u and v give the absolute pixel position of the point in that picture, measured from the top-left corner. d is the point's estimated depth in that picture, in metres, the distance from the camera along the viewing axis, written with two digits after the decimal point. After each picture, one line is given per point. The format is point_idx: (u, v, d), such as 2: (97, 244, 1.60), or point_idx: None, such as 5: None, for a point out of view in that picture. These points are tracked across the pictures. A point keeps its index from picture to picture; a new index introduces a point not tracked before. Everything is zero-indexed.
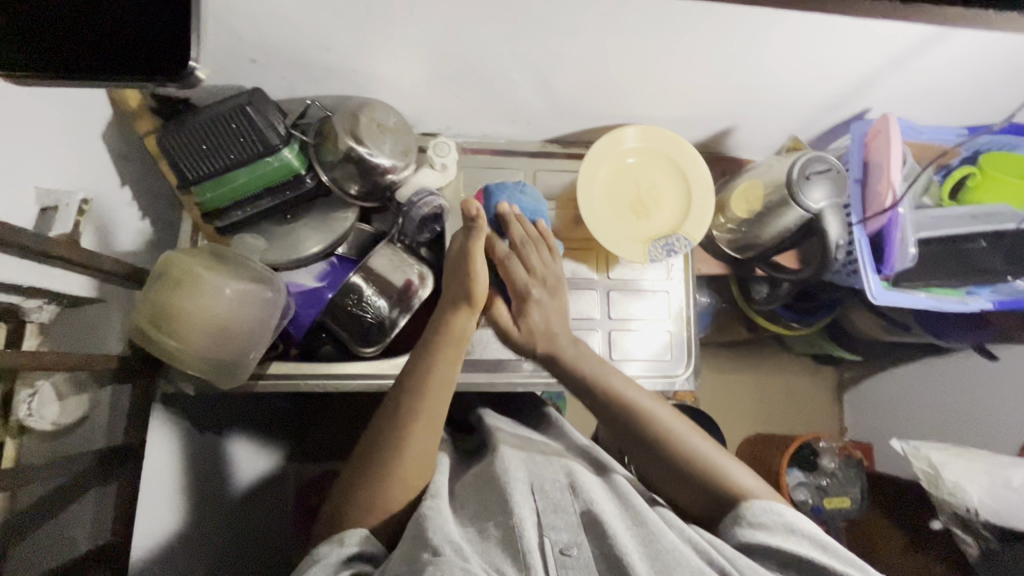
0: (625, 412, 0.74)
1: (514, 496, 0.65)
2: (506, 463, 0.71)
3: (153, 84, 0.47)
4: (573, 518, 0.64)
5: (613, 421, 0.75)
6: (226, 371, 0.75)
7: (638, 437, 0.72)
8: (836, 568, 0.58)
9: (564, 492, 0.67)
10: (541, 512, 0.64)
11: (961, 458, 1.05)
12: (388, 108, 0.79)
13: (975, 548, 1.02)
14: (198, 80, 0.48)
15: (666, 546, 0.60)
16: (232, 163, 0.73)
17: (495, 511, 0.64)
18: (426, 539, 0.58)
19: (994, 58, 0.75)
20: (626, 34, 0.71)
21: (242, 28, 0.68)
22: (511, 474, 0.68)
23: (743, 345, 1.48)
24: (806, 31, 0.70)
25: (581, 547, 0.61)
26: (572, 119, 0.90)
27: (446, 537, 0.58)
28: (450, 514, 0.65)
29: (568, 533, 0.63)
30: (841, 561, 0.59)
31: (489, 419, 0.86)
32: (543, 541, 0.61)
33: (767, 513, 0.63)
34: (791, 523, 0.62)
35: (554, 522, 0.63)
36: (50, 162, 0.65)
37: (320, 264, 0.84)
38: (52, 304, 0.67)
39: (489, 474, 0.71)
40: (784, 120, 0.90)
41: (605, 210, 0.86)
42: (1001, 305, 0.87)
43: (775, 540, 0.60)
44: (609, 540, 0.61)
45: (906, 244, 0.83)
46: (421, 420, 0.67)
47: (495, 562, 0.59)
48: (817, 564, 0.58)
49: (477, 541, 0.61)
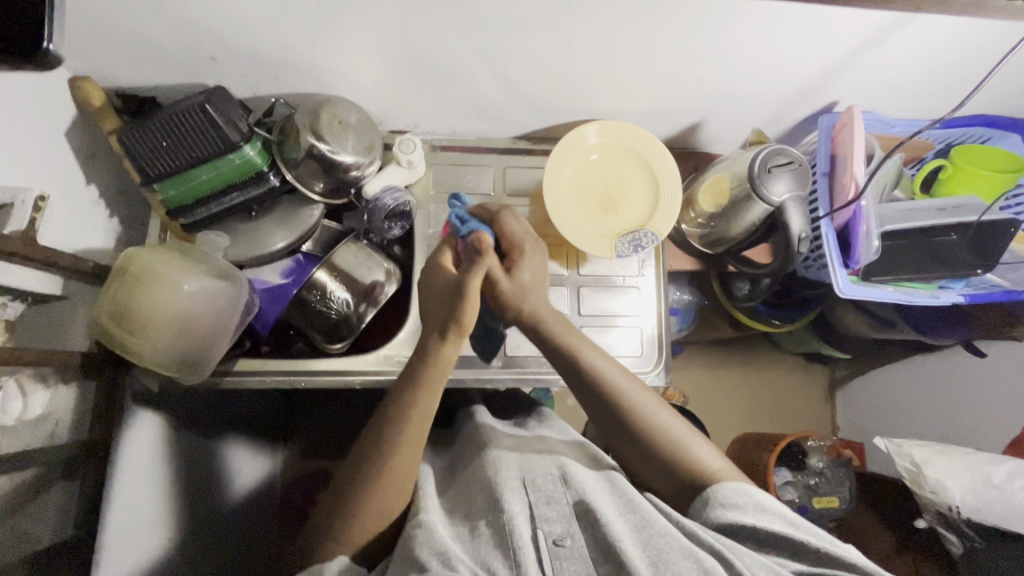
0: (595, 394, 0.73)
1: (506, 495, 0.64)
2: (497, 464, 0.69)
3: (12, 67, 0.46)
4: (567, 509, 0.64)
5: (584, 392, 0.74)
6: (190, 365, 0.76)
7: (607, 417, 0.73)
8: (807, 542, 0.59)
9: (556, 485, 0.67)
10: (534, 505, 0.64)
11: (944, 455, 1.03)
12: (350, 104, 0.80)
13: (960, 547, 1.00)
14: (60, 60, 0.47)
15: (656, 532, 0.60)
16: (193, 161, 0.74)
17: (485, 511, 0.64)
18: (412, 556, 0.58)
19: (956, 49, 0.74)
20: (582, 27, 0.71)
21: (198, 25, 0.68)
22: (501, 474, 0.67)
23: (728, 342, 1.48)
24: (761, 23, 0.69)
25: (575, 538, 0.61)
26: (538, 114, 0.90)
27: (434, 550, 0.58)
28: (439, 520, 0.65)
29: (561, 524, 0.63)
30: (812, 536, 0.60)
31: (482, 415, 0.85)
32: (537, 533, 0.62)
33: (740, 494, 0.63)
34: (760, 501, 0.63)
35: (547, 514, 0.63)
36: (6, 161, 0.65)
37: (286, 261, 0.87)
38: (17, 301, 0.66)
39: (477, 473, 0.70)
40: (751, 114, 0.89)
41: (570, 207, 0.86)
42: (974, 299, 0.86)
43: (748, 519, 0.61)
44: (602, 528, 0.60)
45: (870, 237, 0.84)
46: (409, 423, 0.67)
47: (486, 561, 0.58)
48: (792, 543, 0.59)
49: (468, 540, 0.61)
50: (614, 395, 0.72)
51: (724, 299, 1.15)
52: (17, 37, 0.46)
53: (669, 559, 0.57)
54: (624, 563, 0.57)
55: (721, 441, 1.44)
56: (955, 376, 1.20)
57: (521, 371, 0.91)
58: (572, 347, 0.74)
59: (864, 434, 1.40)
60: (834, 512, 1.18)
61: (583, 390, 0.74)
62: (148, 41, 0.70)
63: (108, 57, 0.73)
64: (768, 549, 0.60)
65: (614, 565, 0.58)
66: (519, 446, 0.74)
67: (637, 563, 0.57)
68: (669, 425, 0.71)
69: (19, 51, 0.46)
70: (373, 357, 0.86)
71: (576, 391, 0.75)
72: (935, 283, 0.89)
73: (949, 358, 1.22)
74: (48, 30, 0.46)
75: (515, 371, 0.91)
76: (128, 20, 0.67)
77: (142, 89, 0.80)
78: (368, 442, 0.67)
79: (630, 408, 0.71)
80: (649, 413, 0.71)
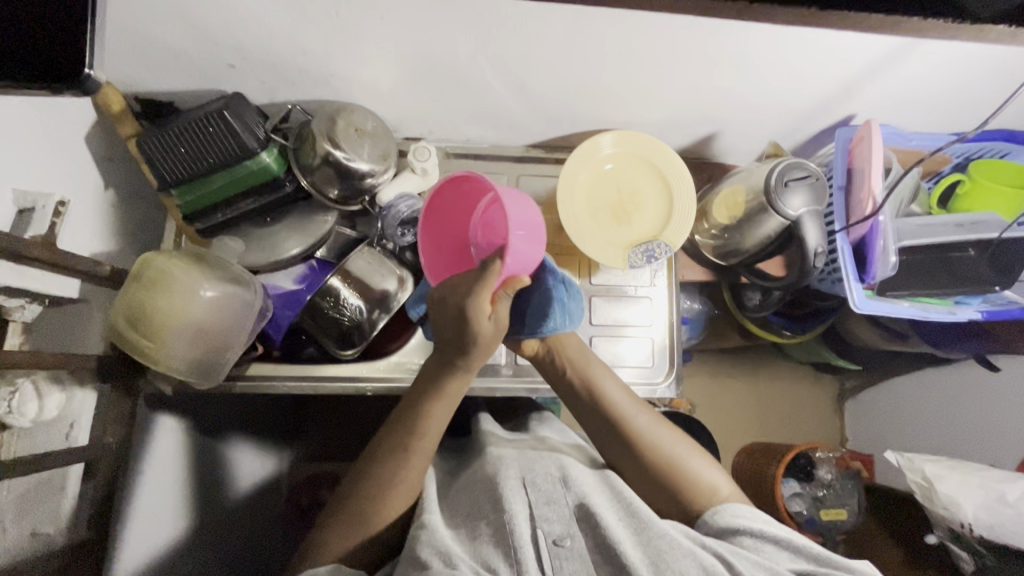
0: (605, 408, 0.76)
1: (505, 494, 0.63)
2: (497, 465, 0.68)
3: (46, 89, 0.47)
4: (566, 511, 0.62)
5: (589, 413, 0.77)
6: (204, 371, 0.77)
7: (612, 431, 0.75)
8: (810, 546, 0.60)
9: (556, 485, 0.65)
10: (533, 505, 0.62)
11: (956, 471, 1.01)
12: (366, 112, 0.80)
13: (973, 564, 0.98)
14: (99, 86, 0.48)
15: (656, 534, 0.59)
16: (209, 167, 0.75)
17: (487, 511, 0.62)
18: (414, 555, 0.58)
19: (980, 66, 0.73)
20: (597, 41, 0.71)
21: (217, 32, 0.69)
22: (501, 473, 0.66)
23: (737, 352, 1.47)
24: (780, 37, 0.69)
25: (575, 538, 0.60)
26: (552, 124, 0.91)
27: (436, 548, 0.57)
28: (441, 520, 0.63)
29: (561, 524, 0.61)
30: (815, 544, 0.61)
31: (485, 421, 0.84)
32: (537, 532, 0.60)
33: (747, 511, 0.65)
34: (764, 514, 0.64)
35: (546, 514, 0.62)
36: (27, 164, 0.66)
37: (299, 266, 0.86)
38: (34, 303, 0.66)
39: (479, 473, 0.69)
40: (767, 126, 0.89)
41: (585, 217, 0.86)
42: (993, 315, 0.86)
43: (755, 524, 0.62)
44: (601, 529, 0.60)
45: (887, 253, 0.83)
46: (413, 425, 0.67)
47: (487, 559, 0.57)
48: (795, 544, 0.60)
49: (469, 541, 0.60)
50: (627, 415, 0.75)
51: (736, 309, 1.14)
52: (46, 51, 0.47)
53: (669, 558, 0.57)
54: (625, 565, 0.57)
55: (728, 450, 1.43)
56: (968, 391, 1.18)
57: (531, 381, 0.92)
58: (593, 379, 0.77)
59: (875, 446, 1.38)
60: (842, 525, 1.16)
61: (590, 413, 0.77)
62: (167, 47, 0.71)
63: (127, 62, 0.73)
64: (773, 551, 0.60)
65: (613, 568, 0.57)
66: (520, 448, 0.74)
67: (638, 564, 0.56)
68: (688, 459, 0.72)
69: (62, 81, 0.47)
70: (382, 363, 0.86)
71: (580, 411, 0.78)
72: (951, 299, 0.89)
73: (961, 372, 1.20)
74: (89, 59, 0.47)
75: (526, 381, 0.92)
76: (148, 26, 0.68)
77: (160, 95, 0.80)
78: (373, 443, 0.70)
79: (645, 440, 0.73)
80: (657, 436, 0.74)
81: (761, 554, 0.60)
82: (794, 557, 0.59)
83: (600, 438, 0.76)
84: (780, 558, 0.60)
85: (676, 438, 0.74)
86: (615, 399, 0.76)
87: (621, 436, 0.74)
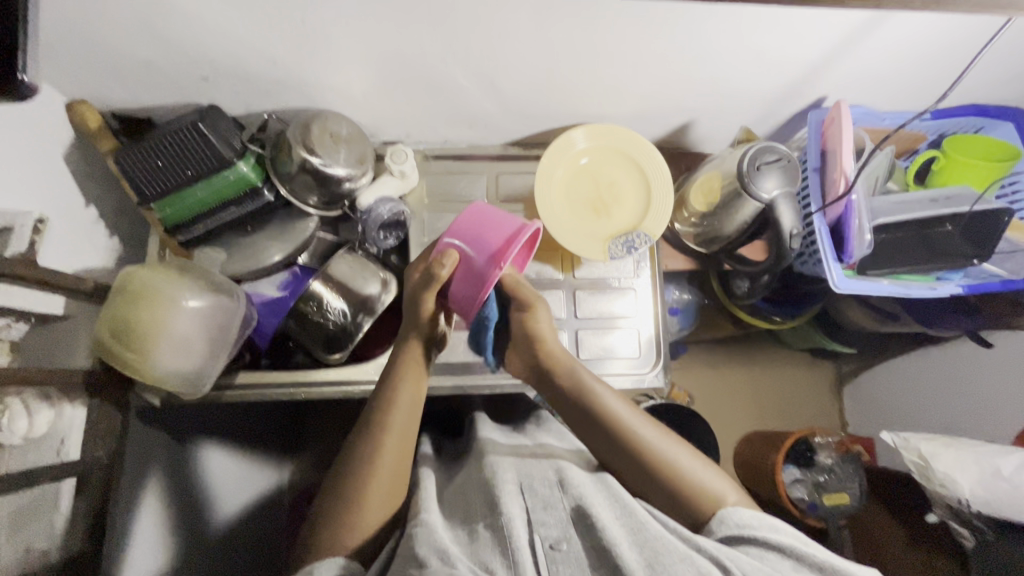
0: (606, 426, 0.71)
1: (504, 499, 0.63)
2: (494, 469, 0.68)
3: None
4: (563, 515, 0.63)
5: (588, 430, 0.73)
6: (192, 383, 0.77)
7: (620, 452, 0.70)
8: (817, 556, 0.58)
9: (553, 490, 0.66)
10: (531, 510, 0.63)
11: (951, 447, 1.00)
12: (341, 117, 0.81)
13: (971, 540, 0.97)
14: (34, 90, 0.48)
15: (653, 536, 0.60)
16: (187, 180, 0.76)
17: (483, 513, 0.63)
18: (412, 553, 0.57)
19: (938, 40, 0.74)
20: (563, 35, 0.72)
21: (185, 44, 0.70)
22: (500, 477, 0.66)
23: (731, 340, 1.47)
24: (744, 22, 0.69)
25: (571, 541, 0.60)
26: (527, 120, 0.91)
27: (434, 546, 0.57)
28: (439, 520, 0.64)
29: (557, 528, 0.62)
30: (823, 554, 0.59)
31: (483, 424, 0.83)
32: (533, 538, 0.60)
33: (755, 518, 0.63)
34: (774, 522, 0.62)
35: (543, 518, 0.62)
36: (6, 184, 0.67)
37: (283, 274, 0.89)
38: (19, 321, 0.67)
39: (476, 477, 0.69)
40: (737, 112, 0.90)
41: (565, 212, 0.87)
42: (971, 289, 0.85)
43: (762, 531, 0.61)
44: (597, 531, 0.60)
45: (862, 232, 0.83)
46: (397, 428, 0.68)
47: (484, 561, 0.57)
48: (801, 552, 0.59)
49: (466, 543, 0.60)
50: (628, 433, 0.70)
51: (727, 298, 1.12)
52: (14, 69, 0.47)
53: (665, 559, 0.57)
54: (621, 566, 0.57)
55: (728, 438, 1.43)
56: (964, 368, 1.18)
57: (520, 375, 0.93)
58: (591, 397, 0.74)
59: (875, 429, 1.38)
60: (846, 509, 1.16)
61: (596, 433, 0.72)
62: (138, 62, 0.72)
63: (101, 79, 0.74)
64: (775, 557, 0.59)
65: (608, 569, 0.58)
66: (515, 449, 0.74)
67: (633, 564, 0.57)
68: (704, 475, 0.68)
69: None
70: (374, 366, 0.88)
71: (585, 430, 0.73)
72: (932, 275, 0.89)
73: (955, 350, 1.20)
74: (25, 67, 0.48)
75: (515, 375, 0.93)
76: (118, 42, 0.68)
77: (135, 111, 0.82)
78: (369, 428, 0.68)
79: (658, 458, 0.69)
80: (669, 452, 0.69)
81: (767, 562, 0.58)
82: (799, 567, 0.58)
83: (606, 456, 0.72)
84: (783, 566, 0.58)
85: (688, 451, 0.71)
86: (616, 415, 0.72)
87: (632, 451, 0.69)
